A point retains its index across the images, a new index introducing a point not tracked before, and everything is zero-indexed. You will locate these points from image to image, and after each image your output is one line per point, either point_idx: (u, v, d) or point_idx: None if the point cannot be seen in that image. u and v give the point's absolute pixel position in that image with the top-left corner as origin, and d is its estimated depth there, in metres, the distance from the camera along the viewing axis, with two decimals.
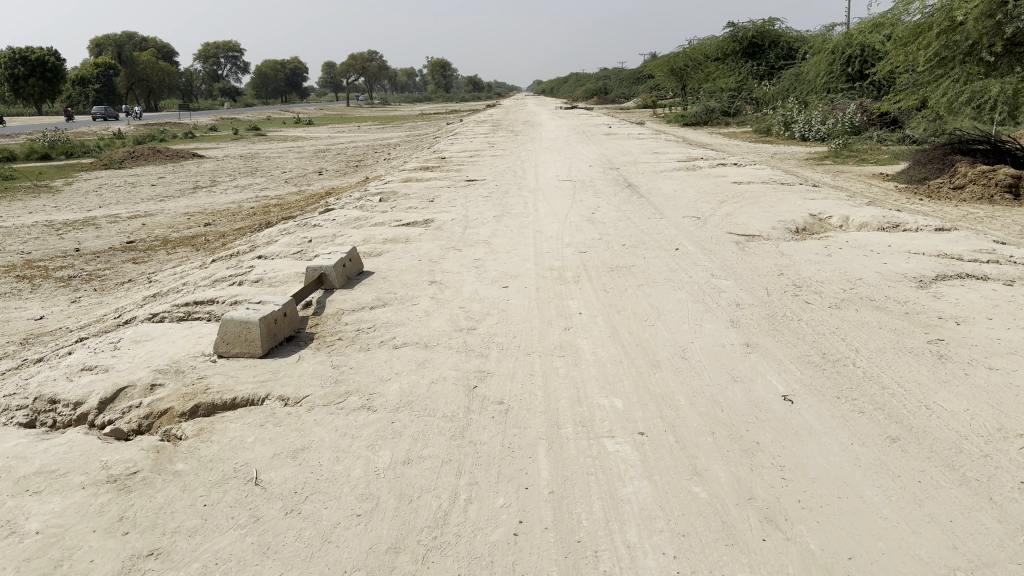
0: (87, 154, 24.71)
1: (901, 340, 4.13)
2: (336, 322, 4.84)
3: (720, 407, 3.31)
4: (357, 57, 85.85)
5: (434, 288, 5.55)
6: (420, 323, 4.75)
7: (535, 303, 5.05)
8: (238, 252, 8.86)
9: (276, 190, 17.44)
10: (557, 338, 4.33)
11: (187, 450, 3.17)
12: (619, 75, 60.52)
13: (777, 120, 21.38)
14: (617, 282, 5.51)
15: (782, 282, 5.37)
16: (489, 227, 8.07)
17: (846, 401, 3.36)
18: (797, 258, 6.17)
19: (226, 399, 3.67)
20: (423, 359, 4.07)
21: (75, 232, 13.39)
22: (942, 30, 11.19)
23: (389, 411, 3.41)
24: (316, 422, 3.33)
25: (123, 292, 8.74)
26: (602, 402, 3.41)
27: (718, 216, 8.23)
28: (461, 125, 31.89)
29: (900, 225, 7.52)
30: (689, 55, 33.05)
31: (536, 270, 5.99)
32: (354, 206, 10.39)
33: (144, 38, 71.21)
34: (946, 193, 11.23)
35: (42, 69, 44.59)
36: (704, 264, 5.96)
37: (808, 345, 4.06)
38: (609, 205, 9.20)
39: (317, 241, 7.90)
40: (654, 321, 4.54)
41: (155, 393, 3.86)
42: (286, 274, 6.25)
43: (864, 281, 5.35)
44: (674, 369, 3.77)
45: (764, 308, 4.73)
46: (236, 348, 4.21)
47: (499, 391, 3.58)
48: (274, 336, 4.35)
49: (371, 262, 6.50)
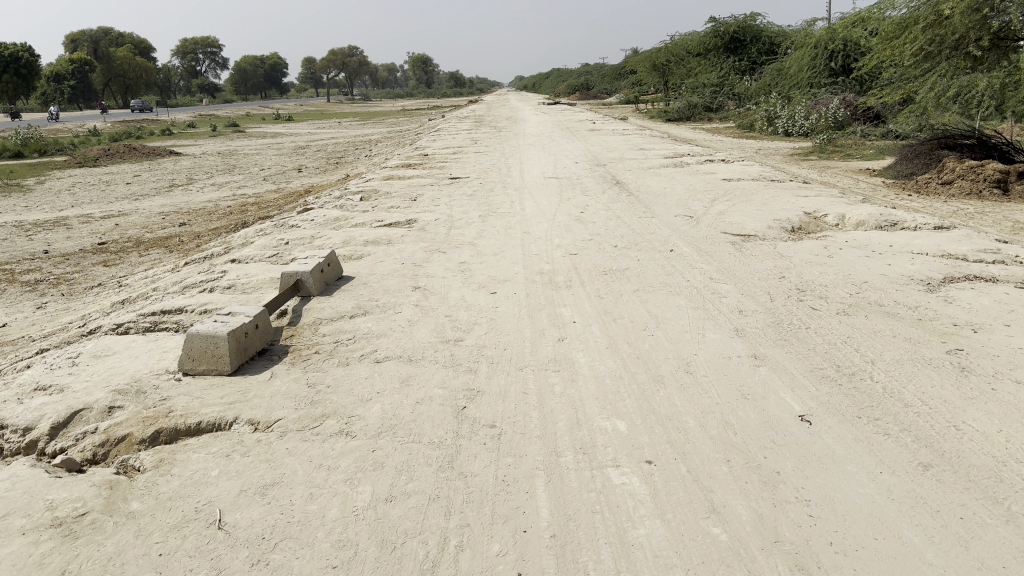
0: (61, 151, 24.14)
1: (919, 350, 3.86)
2: (313, 333, 4.52)
3: (733, 429, 3.03)
4: (336, 54, 85.22)
5: (418, 295, 5.25)
6: (404, 333, 4.44)
7: (526, 310, 4.75)
8: (212, 254, 8.50)
9: (254, 188, 17.02)
10: (551, 350, 4.03)
11: (144, 487, 2.85)
12: (600, 71, 60.28)
13: (759, 115, 21.18)
14: (611, 287, 5.22)
15: (784, 286, 5.09)
16: (474, 228, 7.75)
17: (869, 422, 3.08)
18: (796, 259, 5.90)
19: (190, 424, 3.36)
20: (408, 375, 3.77)
21: (45, 232, 12.95)
22: (928, 24, 10.96)
23: (370, 437, 3.10)
24: (289, 451, 3.03)
25: (92, 297, 8.37)
26: (604, 424, 3.12)
27: (709, 214, 7.97)
28: (443, 121, 31.52)
29: (897, 224, 7.28)
30: (670, 51, 32.83)
31: (525, 274, 5.70)
32: (333, 205, 10.05)
33: (120, 34, 70.28)
34: (934, 188, 11.03)
35: (16, 65, 43.69)
36: (702, 267, 5.68)
37: (820, 357, 3.79)
38: (597, 204, 8.92)
39: (294, 243, 7.55)
40: (653, 331, 4.25)
41: (113, 417, 3.53)
42: (260, 279, 5.91)
43: (870, 285, 5.08)
44: (680, 386, 3.48)
45: (769, 315, 4.46)
46: (202, 365, 3.88)
47: (489, 413, 3.28)
48: (244, 351, 4.03)
49: (351, 266, 6.18)
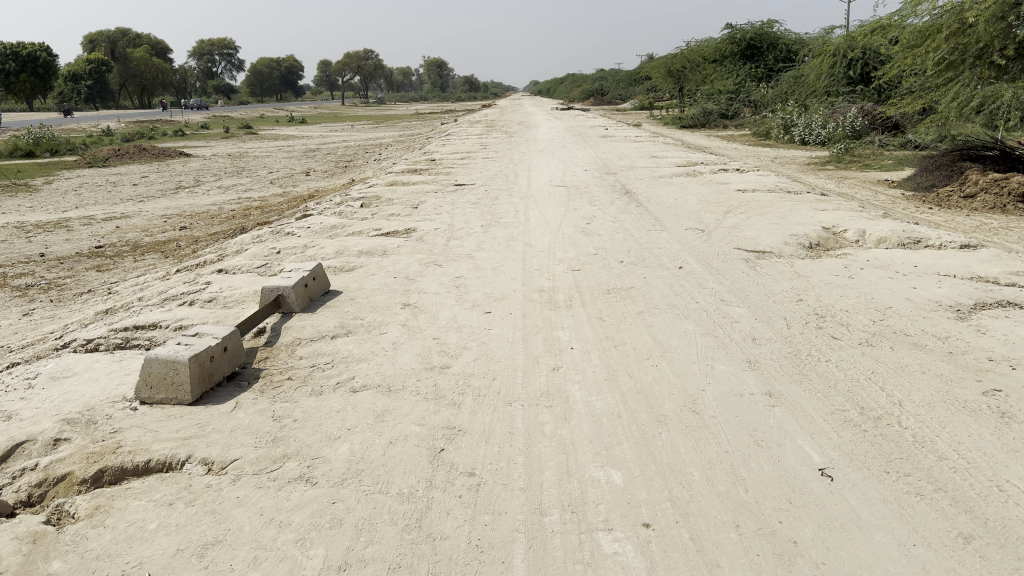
0: (72, 151, 23.98)
1: (952, 391, 3.47)
2: (288, 356, 4.18)
3: (744, 485, 2.68)
4: (352, 57, 85.39)
5: (407, 313, 4.90)
6: (385, 358, 4.08)
7: (520, 334, 4.40)
8: (204, 262, 8.19)
9: (260, 191, 16.76)
10: (543, 381, 3.66)
11: (71, 542, 2.51)
12: (615, 76, 59.79)
13: (776, 123, 20.75)
14: (614, 308, 4.87)
15: (802, 310, 4.71)
16: (474, 239, 7.40)
17: (898, 480, 2.72)
18: (815, 279, 5.52)
19: (139, 463, 3.03)
20: (385, 408, 3.42)
21: (45, 234, 12.69)
22: (951, 33, 10.57)
23: (332, 485, 2.75)
24: (239, 501, 2.68)
25: (80, 304, 8.06)
26: (597, 474, 2.76)
27: (722, 228, 7.60)
28: (454, 125, 31.24)
29: (922, 242, 6.89)
30: (686, 56, 32.42)
31: (524, 291, 5.35)
32: (333, 212, 9.75)
33: (136, 37, 70.58)
34: (956, 202, 10.61)
35: (34, 65, 43.83)
36: (712, 287, 5.31)
37: (842, 397, 3.42)
38: (605, 215, 8.57)
39: (286, 253, 7.21)
40: (658, 360, 3.89)
41: (56, 451, 3.20)
42: (243, 292, 5.58)
43: (895, 311, 4.70)
44: (685, 427, 3.11)
45: (785, 345, 4.08)
46: (161, 393, 3.55)
47: (469, 458, 2.91)
48: (209, 377, 3.69)
49: (340, 280, 5.85)
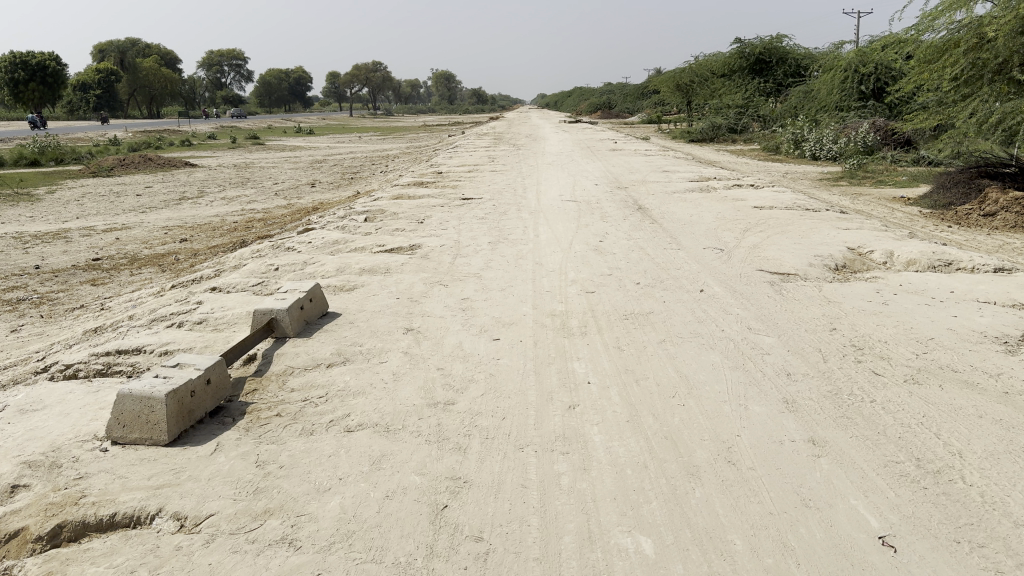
0: (77, 159, 23.76)
1: (1017, 440, 3.09)
2: (278, 388, 3.83)
3: (795, 558, 2.31)
4: (360, 68, 85.49)
5: (410, 340, 4.55)
6: (384, 392, 3.72)
7: (532, 365, 4.04)
8: (200, 277, 7.86)
9: (264, 202, 16.46)
10: (558, 422, 3.29)
11: None
12: (622, 90, 59.52)
13: (786, 137, 20.43)
14: (633, 336, 4.51)
15: (837, 341, 4.34)
16: (481, 256, 7.06)
17: (972, 551, 2.35)
18: (846, 305, 5.16)
19: (102, 517, 2.68)
20: (383, 452, 3.05)
21: (42, 246, 12.39)
22: (969, 47, 10.23)
23: (318, 551, 2.39)
24: (211, 570, 2.33)
25: (70, 321, 7.73)
26: (624, 543, 2.40)
27: (741, 247, 7.24)
28: (462, 137, 30.97)
29: (952, 264, 6.52)
30: (695, 71, 32.14)
31: (534, 316, 5.00)
32: (336, 225, 9.43)
33: (145, 47, 70.78)
34: (975, 220, 10.24)
35: (43, 74, 43.82)
36: (737, 313, 4.95)
37: (894, 446, 3.05)
38: (618, 232, 8.22)
39: (284, 270, 6.87)
40: (685, 398, 3.52)
41: (12, 500, 2.85)
42: (235, 313, 5.23)
43: (937, 343, 4.33)
44: (720, 483, 2.75)
45: (824, 382, 3.71)
46: (134, 433, 3.20)
47: (476, 517, 2.56)
48: (189, 414, 3.35)
49: (339, 301, 5.50)
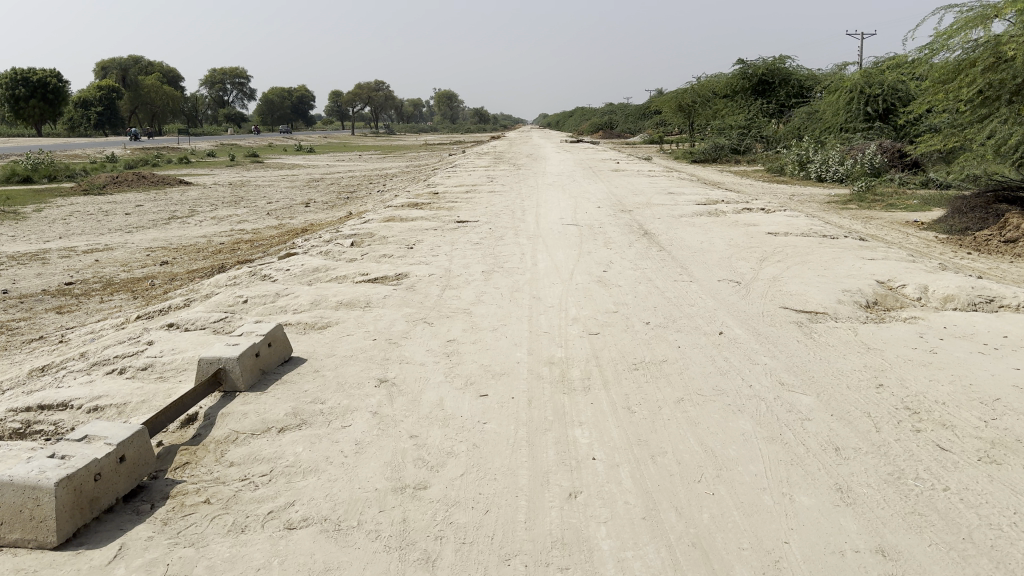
0: (70, 177, 23.07)
1: None
2: (215, 462, 3.13)
3: None
4: (361, 88, 85.33)
5: (382, 395, 3.86)
6: (341, 470, 3.02)
7: (524, 433, 3.34)
8: (167, 308, 7.19)
9: (254, 222, 15.80)
10: (556, 519, 2.61)
11: None
12: (624, 110, 59.02)
13: (790, 159, 19.83)
14: (646, 393, 3.82)
15: (888, 404, 3.65)
16: (472, 289, 6.40)
17: None
18: (889, 353, 4.48)
19: None
20: (327, 565, 2.37)
21: (16, 268, 11.71)
22: (986, 67, 9.60)
23: None
24: None
25: (22, 354, 7.04)
26: None
27: (760, 280, 6.57)
28: (462, 157, 30.33)
29: (994, 301, 5.86)
30: (697, 91, 31.62)
31: (530, 364, 4.32)
32: (319, 250, 8.77)
33: (147, 65, 70.49)
34: (996, 246, 9.55)
35: (43, 91, 43.32)
36: (764, 362, 4.27)
37: (988, 562, 2.36)
38: (622, 260, 7.56)
39: (252, 303, 6.20)
40: (715, 485, 2.82)
41: None
42: (186, 358, 4.55)
43: (1006, 405, 3.64)
44: None
45: (881, 462, 3.03)
46: (15, 532, 2.52)
47: None
48: (91, 502, 2.66)
49: (307, 343, 4.82)
